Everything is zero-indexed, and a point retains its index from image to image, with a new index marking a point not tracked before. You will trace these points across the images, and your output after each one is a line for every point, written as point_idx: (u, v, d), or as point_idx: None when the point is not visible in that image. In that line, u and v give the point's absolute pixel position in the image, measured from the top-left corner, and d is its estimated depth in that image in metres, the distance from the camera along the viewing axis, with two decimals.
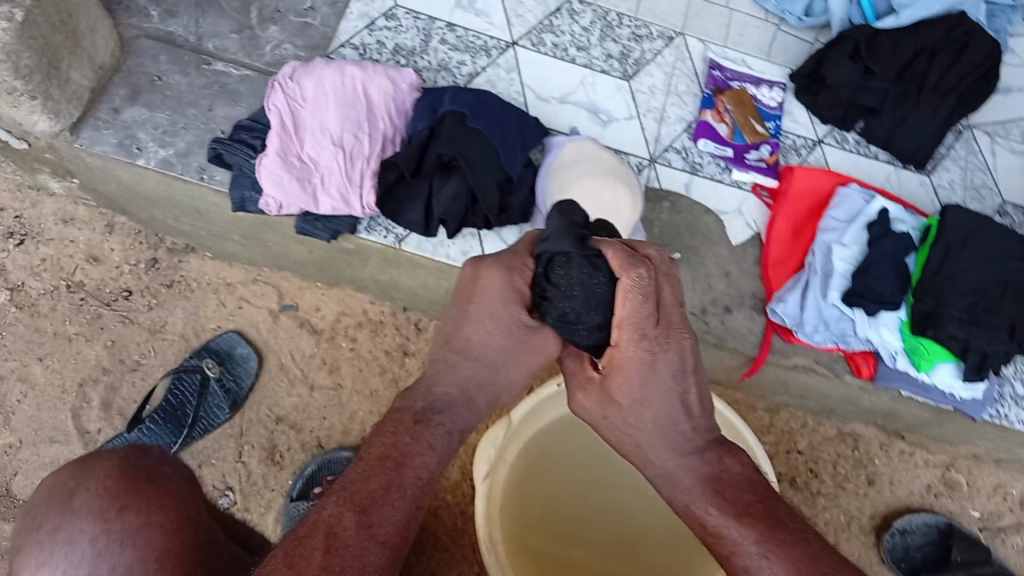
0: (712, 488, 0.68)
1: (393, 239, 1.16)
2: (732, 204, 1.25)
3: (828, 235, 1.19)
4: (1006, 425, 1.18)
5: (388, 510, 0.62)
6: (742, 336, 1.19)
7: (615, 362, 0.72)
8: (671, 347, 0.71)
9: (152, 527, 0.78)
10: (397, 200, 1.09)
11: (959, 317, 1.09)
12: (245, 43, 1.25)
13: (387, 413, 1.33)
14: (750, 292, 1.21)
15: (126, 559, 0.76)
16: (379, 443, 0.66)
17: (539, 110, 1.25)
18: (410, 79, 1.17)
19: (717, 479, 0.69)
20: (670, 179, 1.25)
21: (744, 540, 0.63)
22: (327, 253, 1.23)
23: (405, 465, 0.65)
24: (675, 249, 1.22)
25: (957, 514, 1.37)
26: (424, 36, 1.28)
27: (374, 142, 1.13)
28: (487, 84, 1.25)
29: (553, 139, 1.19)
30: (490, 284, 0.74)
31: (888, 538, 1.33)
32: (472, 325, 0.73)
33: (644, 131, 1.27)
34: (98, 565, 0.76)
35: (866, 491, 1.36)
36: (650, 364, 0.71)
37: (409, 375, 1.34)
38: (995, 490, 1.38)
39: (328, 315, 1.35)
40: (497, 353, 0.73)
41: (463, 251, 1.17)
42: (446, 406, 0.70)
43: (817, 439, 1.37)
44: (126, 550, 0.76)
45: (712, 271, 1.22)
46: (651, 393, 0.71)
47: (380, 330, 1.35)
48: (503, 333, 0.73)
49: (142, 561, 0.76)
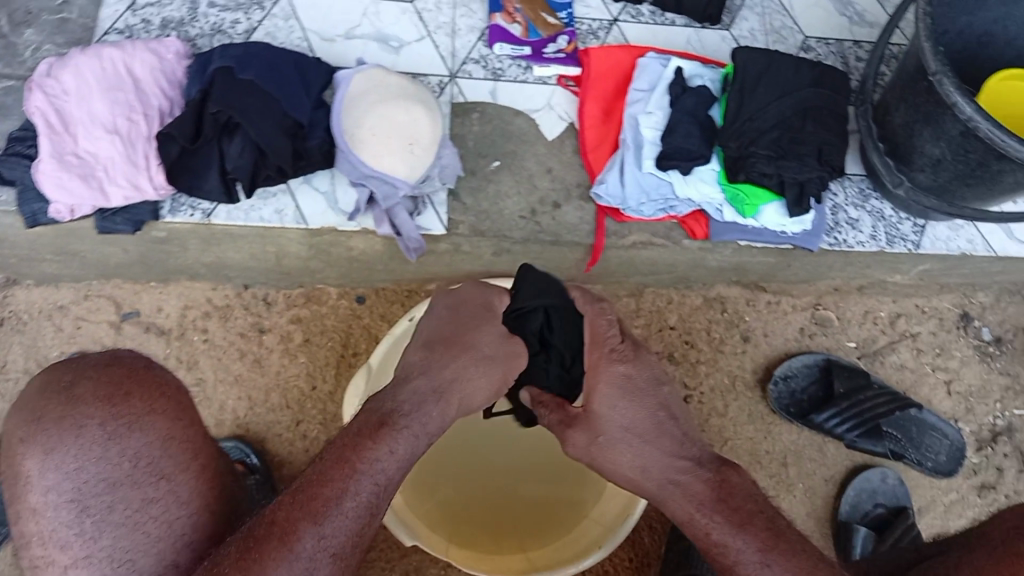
0: (719, 501, 0.84)
1: (201, 215, 1.12)
2: (540, 100, 1.24)
3: (634, 106, 1.20)
4: (846, 249, 1.24)
5: (340, 515, 0.75)
6: (575, 228, 1.21)
7: (597, 379, 0.98)
8: (641, 398, 0.95)
9: (156, 414, 0.79)
10: (189, 173, 1.06)
11: (766, 153, 1.11)
12: (2, 52, 1.17)
13: (258, 394, 1.30)
14: (575, 183, 1.22)
15: (136, 444, 0.78)
16: (335, 450, 0.80)
17: (326, 52, 1.20)
18: (175, 48, 1.12)
19: (721, 487, 0.85)
20: (474, 91, 1.22)
21: (748, 548, 0.79)
22: (144, 247, 1.19)
23: (359, 473, 0.78)
24: (493, 158, 1.21)
25: (835, 348, 1.43)
26: (190, 4, 1.20)
27: (151, 120, 1.08)
28: (267, 38, 1.20)
29: (338, 73, 1.13)
30: (490, 301, 1.04)
31: (772, 386, 1.39)
32: (452, 370, 0.92)
33: (438, 49, 1.23)
34: (109, 448, 0.77)
35: (742, 348, 1.41)
36: (627, 382, 0.96)
37: (272, 351, 1.31)
38: (864, 317, 1.44)
39: (172, 312, 1.30)
40: (491, 348, 0.97)
41: (275, 210, 1.14)
42: (415, 410, 0.86)
43: (686, 311, 1.41)
44: (133, 436, 0.78)
45: (534, 170, 1.22)
46: (624, 409, 0.94)
47: (229, 314, 1.31)
48: (500, 378, 0.97)
49: (151, 444, 0.78)
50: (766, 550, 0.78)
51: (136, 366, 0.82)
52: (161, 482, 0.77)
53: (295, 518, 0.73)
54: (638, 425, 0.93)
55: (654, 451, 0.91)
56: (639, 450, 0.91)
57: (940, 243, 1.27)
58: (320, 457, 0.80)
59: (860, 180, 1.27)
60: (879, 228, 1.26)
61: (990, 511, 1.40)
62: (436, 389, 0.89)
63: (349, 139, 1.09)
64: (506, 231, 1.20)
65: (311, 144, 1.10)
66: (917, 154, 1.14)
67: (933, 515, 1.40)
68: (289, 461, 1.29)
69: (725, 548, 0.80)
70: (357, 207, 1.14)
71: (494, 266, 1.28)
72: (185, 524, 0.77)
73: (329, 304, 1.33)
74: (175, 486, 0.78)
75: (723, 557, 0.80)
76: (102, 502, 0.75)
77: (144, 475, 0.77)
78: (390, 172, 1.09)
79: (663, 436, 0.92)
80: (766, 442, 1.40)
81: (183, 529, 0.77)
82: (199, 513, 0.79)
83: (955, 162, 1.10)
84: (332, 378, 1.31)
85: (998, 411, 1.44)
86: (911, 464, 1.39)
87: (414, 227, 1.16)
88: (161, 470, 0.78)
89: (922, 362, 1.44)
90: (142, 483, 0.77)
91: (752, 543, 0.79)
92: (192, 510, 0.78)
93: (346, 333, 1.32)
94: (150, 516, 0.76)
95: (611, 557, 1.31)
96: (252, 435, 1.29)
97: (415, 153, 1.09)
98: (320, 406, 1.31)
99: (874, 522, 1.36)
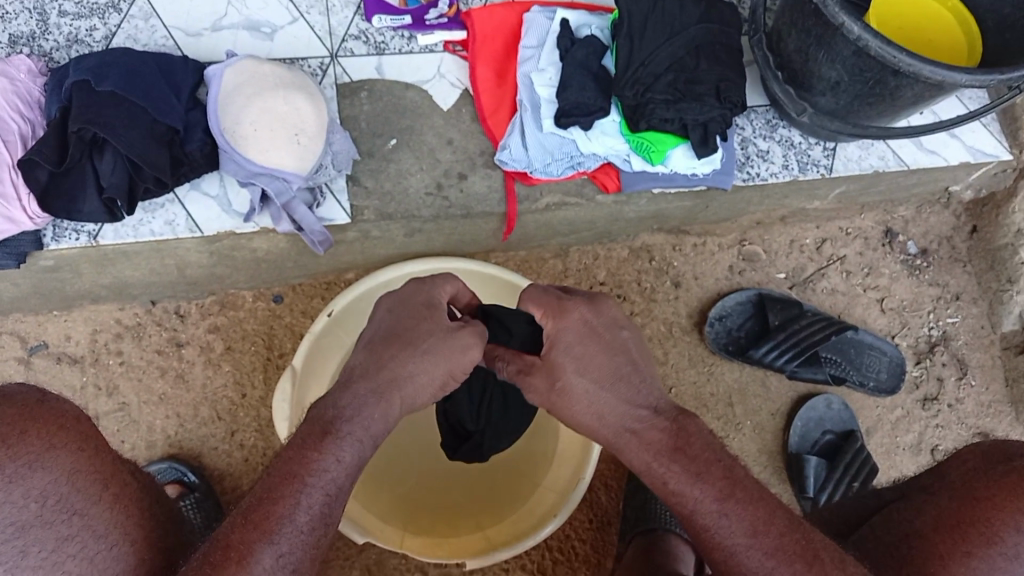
0: (676, 450, 0.77)
1: (87, 238, 1.07)
2: (429, 70, 1.19)
3: (526, 65, 1.16)
4: (760, 183, 1.24)
5: (295, 529, 0.69)
6: (485, 197, 1.17)
7: (561, 327, 0.84)
8: (598, 348, 0.83)
9: (57, 448, 0.70)
10: (65, 197, 1.00)
11: (664, 98, 1.07)
12: None
13: (187, 411, 1.26)
14: (478, 151, 1.18)
15: (39, 482, 0.67)
16: (281, 465, 0.73)
17: (194, 48, 1.14)
18: (26, 66, 1.06)
19: (679, 435, 0.78)
20: (358, 69, 1.17)
21: (705, 498, 0.73)
22: (35, 278, 1.13)
23: (311, 486, 0.72)
24: (390, 137, 1.16)
25: (765, 282, 1.43)
26: (39, 14, 1.12)
27: (13, 146, 1.01)
28: (129, 41, 1.13)
29: (209, 70, 1.06)
30: (432, 296, 0.88)
31: (708, 328, 1.39)
32: (410, 371, 0.82)
33: (314, 29, 1.18)
34: (10, 492, 0.65)
35: (675, 294, 1.40)
36: (586, 326, 0.84)
37: (194, 364, 1.26)
38: (791, 247, 1.44)
39: (82, 339, 1.25)
40: (431, 342, 0.83)
41: (166, 222, 1.08)
42: (355, 412, 0.78)
43: (614, 265, 1.39)
44: (35, 472, 0.67)
45: (434, 143, 1.17)
46: (587, 353, 0.82)
47: (142, 333, 1.26)
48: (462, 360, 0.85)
49: (58, 481, 0.68)
50: (722, 498, 0.72)
51: (23, 401, 0.70)
52: (76, 517, 0.68)
53: (249, 540, 0.67)
54: (598, 366, 0.82)
55: (607, 397, 0.81)
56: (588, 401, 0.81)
57: (853, 163, 1.27)
58: (263, 476, 0.73)
59: (767, 111, 1.26)
60: (790, 157, 1.25)
61: (935, 422, 1.42)
62: (376, 388, 0.80)
63: (230, 137, 1.03)
64: (414, 210, 1.16)
65: (192, 148, 1.04)
66: (815, 79, 1.12)
67: (880, 433, 1.41)
68: (228, 474, 1.25)
69: (682, 496, 0.74)
70: (252, 206, 1.08)
71: (409, 246, 1.24)
72: (112, 558, 0.68)
73: (245, 308, 1.28)
74: (92, 521, 0.69)
75: (681, 506, 0.74)
76: (13, 547, 0.64)
77: (54, 514, 0.67)
78: (278, 167, 1.04)
79: (622, 380, 0.82)
80: (709, 385, 1.39)
81: (107, 563, 0.68)
82: (125, 544, 0.70)
83: (853, 83, 1.08)
84: (260, 384, 1.27)
85: (932, 322, 1.46)
86: (853, 385, 1.40)
87: (316, 220, 1.11)
88: (72, 507, 0.69)
89: (852, 283, 1.45)
90: (53, 521, 0.67)
91: (710, 491, 0.73)
92: (115, 541, 0.69)
93: (269, 335, 1.28)
94: (69, 556, 0.66)
95: (570, 521, 1.30)
96: (186, 454, 1.25)
97: (302, 144, 1.04)
98: (252, 414, 1.27)
99: (824, 449, 1.37)
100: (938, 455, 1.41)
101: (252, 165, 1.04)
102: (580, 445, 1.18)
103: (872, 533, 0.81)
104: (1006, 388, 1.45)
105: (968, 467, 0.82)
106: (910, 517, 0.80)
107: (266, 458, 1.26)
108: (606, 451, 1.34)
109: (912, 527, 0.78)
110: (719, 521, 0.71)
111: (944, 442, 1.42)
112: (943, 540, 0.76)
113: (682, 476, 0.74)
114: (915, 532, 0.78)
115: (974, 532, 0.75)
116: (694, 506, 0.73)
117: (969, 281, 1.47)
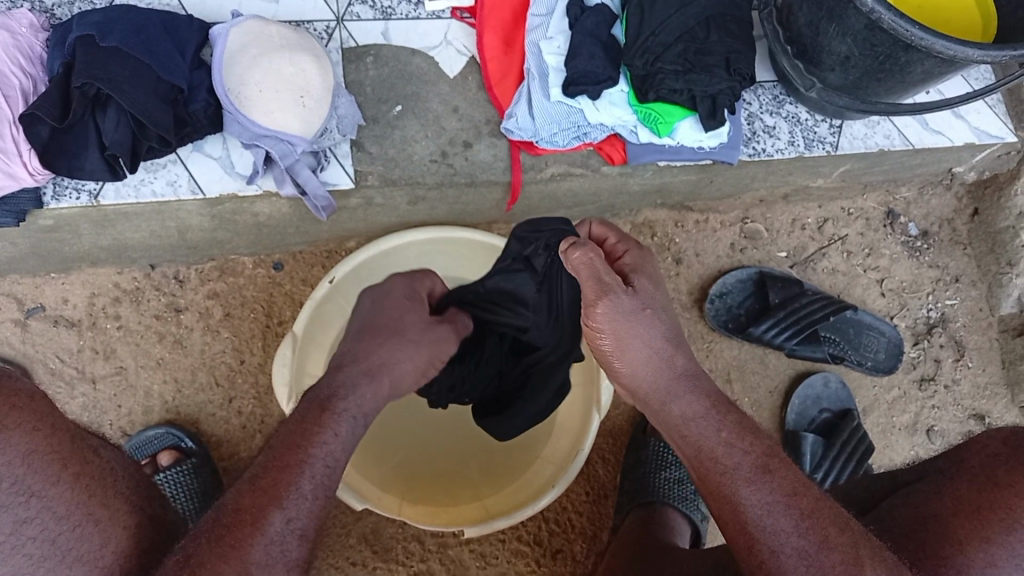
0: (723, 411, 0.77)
1: (87, 197, 1.05)
2: (437, 36, 1.20)
3: (534, 33, 1.15)
4: (766, 158, 1.24)
5: (300, 496, 0.70)
6: (490, 166, 1.17)
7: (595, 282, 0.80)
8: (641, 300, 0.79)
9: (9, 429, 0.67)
10: (66, 154, 0.99)
11: (674, 68, 1.07)
12: None
13: (185, 376, 1.25)
14: (483, 119, 1.18)
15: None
16: (286, 435, 0.73)
17: (200, 6, 1.14)
18: (27, 21, 1.04)
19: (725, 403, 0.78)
20: (365, 33, 1.18)
21: (747, 460, 0.73)
22: (33, 238, 1.11)
23: (313, 457, 0.72)
24: (395, 103, 1.16)
25: (766, 261, 1.44)
26: None
27: (14, 101, 0.99)
28: None
29: (214, 29, 1.06)
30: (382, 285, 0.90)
31: (709, 305, 1.39)
32: (381, 351, 0.84)
33: None
34: None
35: (676, 271, 1.41)
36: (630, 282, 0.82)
37: (193, 329, 1.26)
38: (793, 226, 1.45)
39: (80, 303, 1.24)
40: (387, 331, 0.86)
41: (168, 182, 1.07)
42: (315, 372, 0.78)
43: None
44: None
45: (439, 110, 1.17)
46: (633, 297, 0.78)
47: (141, 298, 1.25)
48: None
49: (12, 464, 0.66)
50: (759, 468, 0.72)
51: None
52: (33, 499, 0.67)
53: (247, 505, 0.68)
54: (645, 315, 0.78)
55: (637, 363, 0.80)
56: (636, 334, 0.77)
57: (858, 141, 1.26)
58: (267, 446, 0.74)
59: (773, 87, 1.26)
60: (796, 133, 1.25)
61: (931, 403, 1.43)
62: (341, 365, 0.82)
63: (235, 97, 1.03)
64: (418, 177, 1.15)
65: (195, 108, 1.04)
66: (824, 53, 1.12)
67: (876, 414, 1.42)
68: (225, 441, 1.24)
69: (728, 451, 0.73)
70: (256, 171, 1.08)
71: (413, 215, 1.23)
72: (79, 538, 0.68)
73: (246, 275, 1.27)
74: (52, 503, 0.68)
75: (715, 467, 0.73)
76: None
77: (10, 497, 0.65)
78: (282, 128, 1.04)
79: None
80: (708, 362, 1.39)
81: (72, 545, 0.67)
82: (91, 523, 0.69)
83: (862, 57, 1.08)
84: (260, 351, 1.27)
85: (931, 304, 1.46)
86: (851, 364, 1.40)
87: (319, 185, 1.10)
88: (30, 488, 0.67)
89: (853, 263, 1.46)
90: (11, 504, 0.65)
91: (749, 459, 0.73)
92: (79, 521, 0.68)
93: (269, 302, 1.28)
94: (30, 537, 0.66)
95: (568, 494, 1.30)
96: (183, 419, 1.24)
97: (307, 105, 1.04)
98: (250, 379, 1.26)
99: (821, 428, 1.36)
100: (933, 435, 1.41)
101: (256, 126, 1.04)
102: (580, 417, 1.18)
103: (892, 513, 0.82)
104: (1002, 370, 1.46)
105: (985, 447, 0.81)
106: (928, 497, 0.80)
107: (264, 424, 1.25)
108: (604, 425, 1.34)
109: (929, 508, 0.78)
110: (755, 482, 0.71)
111: (939, 423, 1.42)
112: (962, 524, 0.76)
113: (728, 439, 0.74)
114: (933, 516, 0.78)
115: (991, 515, 0.75)
116: (748, 472, 0.72)
117: (968, 264, 1.48)
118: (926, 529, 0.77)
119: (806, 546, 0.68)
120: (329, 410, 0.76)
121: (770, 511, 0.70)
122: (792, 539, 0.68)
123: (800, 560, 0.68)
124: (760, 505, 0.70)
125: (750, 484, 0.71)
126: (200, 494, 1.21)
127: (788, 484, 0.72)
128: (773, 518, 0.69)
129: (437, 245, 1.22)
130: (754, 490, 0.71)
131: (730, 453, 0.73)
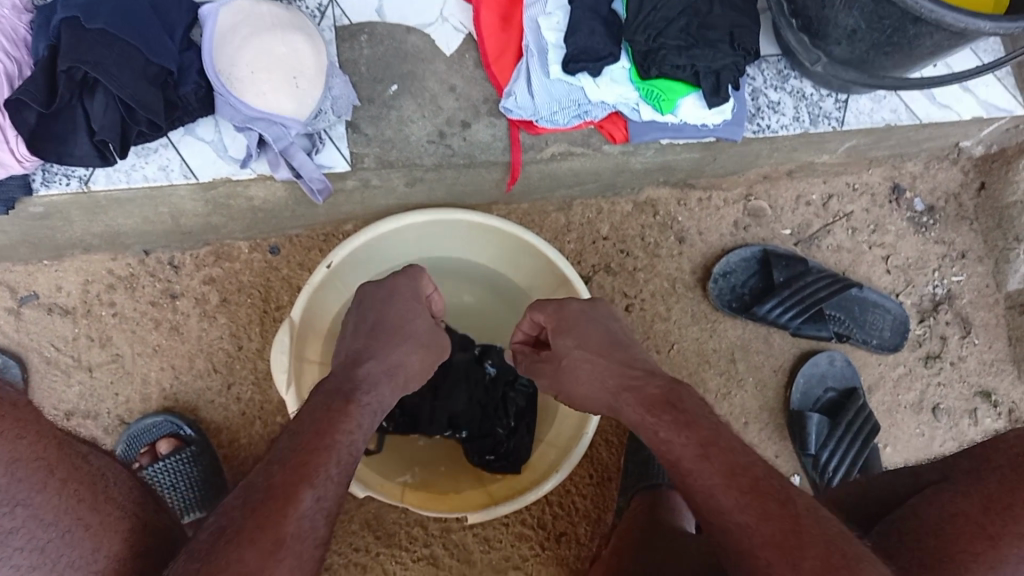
0: (666, 405, 0.79)
1: (77, 183, 1.02)
2: (433, 13, 1.17)
3: (533, 9, 1.12)
4: (771, 135, 1.22)
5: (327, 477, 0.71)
6: (489, 147, 1.14)
7: (560, 317, 0.94)
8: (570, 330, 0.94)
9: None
10: (55, 140, 0.96)
11: (676, 44, 1.04)
12: None
13: (182, 363, 1.23)
14: (481, 97, 1.15)
15: None
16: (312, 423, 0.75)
17: None
18: (9, 1, 1.01)
19: (671, 394, 0.80)
20: (359, 10, 1.15)
21: (689, 444, 0.73)
22: (23, 226, 1.09)
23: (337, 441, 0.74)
24: (391, 82, 1.14)
25: (771, 239, 1.42)
26: None
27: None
28: None
29: (203, 9, 1.03)
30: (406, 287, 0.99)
31: (713, 285, 1.37)
32: (393, 352, 0.91)
33: None
34: None
35: (679, 250, 1.39)
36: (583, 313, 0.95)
37: (189, 316, 1.24)
38: (797, 202, 1.43)
39: (74, 290, 1.22)
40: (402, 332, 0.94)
41: (159, 167, 1.05)
42: (369, 388, 0.84)
43: (617, 219, 1.38)
44: None
45: (436, 90, 1.15)
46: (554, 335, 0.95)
47: (135, 284, 1.23)
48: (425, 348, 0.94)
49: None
50: (704, 447, 0.72)
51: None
52: (22, 508, 0.65)
53: (291, 481, 0.68)
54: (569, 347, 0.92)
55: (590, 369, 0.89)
56: (583, 371, 0.89)
57: (864, 116, 1.24)
58: (290, 432, 0.75)
59: (778, 61, 1.23)
60: (802, 109, 1.23)
61: (937, 380, 1.41)
62: (382, 371, 0.88)
63: (227, 79, 1.00)
64: (416, 159, 1.12)
65: (186, 90, 1.01)
66: (831, 27, 1.09)
67: (882, 391, 1.40)
68: (225, 428, 1.23)
69: (669, 445, 0.75)
70: (249, 155, 1.05)
71: (411, 197, 1.21)
72: (67, 545, 0.66)
73: (242, 260, 1.25)
74: (41, 510, 0.66)
75: (667, 455, 0.75)
76: None
77: None
78: (276, 110, 1.01)
79: (617, 350, 0.90)
80: (713, 341, 1.37)
81: (62, 551, 0.66)
82: (81, 528, 0.67)
83: (870, 30, 1.05)
84: (258, 337, 1.25)
85: (937, 280, 1.44)
86: (856, 342, 1.38)
87: (314, 168, 1.07)
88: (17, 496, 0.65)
89: (858, 240, 1.44)
90: None
91: (693, 439, 0.74)
92: (69, 527, 0.67)
93: (266, 286, 1.26)
94: (18, 548, 0.64)
95: (571, 476, 1.29)
96: (181, 407, 1.23)
97: (301, 86, 1.02)
98: (248, 366, 1.24)
99: (827, 407, 1.35)
100: (939, 413, 1.40)
101: (249, 109, 1.01)
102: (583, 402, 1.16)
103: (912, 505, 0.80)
104: (1009, 347, 1.44)
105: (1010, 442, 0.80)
106: (953, 496, 0.78)
107: (264, 411, 1.23)
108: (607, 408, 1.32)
109: (956, 506, 0.77)
110: (697, 465, 0.72)
111: (945, 401, 1.41)
112: (989, 523, 0.75)
113: (669, 427, 0.76)
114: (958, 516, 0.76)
115: (1020, 512, 0.74)
116: (688, 459, 0.72)
117: (975, 240, 1.46)
118: (949, 528, 0.76)
119: (745, 519, 0.67)
120: (352, 403, 0.80)
121: (709, 495, 0.70)
122: (732, 517, 0.68)
123: (740, 533, 0.67)
124: (698, 490, 0.71)
125: (689, 474, 0.72)
126: (203, 481, 1.20)
127: (730, 463, 0.71)
128: (706, 500, 0.70)
129: (463, 233, 1.20)
130: (692, 474, 0.72)
131: (670, 445, 0.75)
